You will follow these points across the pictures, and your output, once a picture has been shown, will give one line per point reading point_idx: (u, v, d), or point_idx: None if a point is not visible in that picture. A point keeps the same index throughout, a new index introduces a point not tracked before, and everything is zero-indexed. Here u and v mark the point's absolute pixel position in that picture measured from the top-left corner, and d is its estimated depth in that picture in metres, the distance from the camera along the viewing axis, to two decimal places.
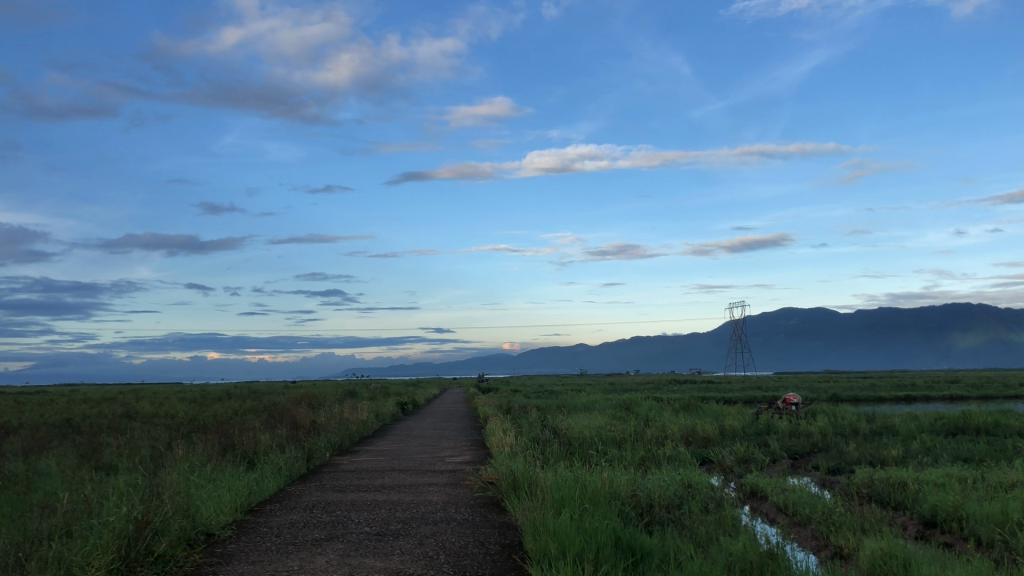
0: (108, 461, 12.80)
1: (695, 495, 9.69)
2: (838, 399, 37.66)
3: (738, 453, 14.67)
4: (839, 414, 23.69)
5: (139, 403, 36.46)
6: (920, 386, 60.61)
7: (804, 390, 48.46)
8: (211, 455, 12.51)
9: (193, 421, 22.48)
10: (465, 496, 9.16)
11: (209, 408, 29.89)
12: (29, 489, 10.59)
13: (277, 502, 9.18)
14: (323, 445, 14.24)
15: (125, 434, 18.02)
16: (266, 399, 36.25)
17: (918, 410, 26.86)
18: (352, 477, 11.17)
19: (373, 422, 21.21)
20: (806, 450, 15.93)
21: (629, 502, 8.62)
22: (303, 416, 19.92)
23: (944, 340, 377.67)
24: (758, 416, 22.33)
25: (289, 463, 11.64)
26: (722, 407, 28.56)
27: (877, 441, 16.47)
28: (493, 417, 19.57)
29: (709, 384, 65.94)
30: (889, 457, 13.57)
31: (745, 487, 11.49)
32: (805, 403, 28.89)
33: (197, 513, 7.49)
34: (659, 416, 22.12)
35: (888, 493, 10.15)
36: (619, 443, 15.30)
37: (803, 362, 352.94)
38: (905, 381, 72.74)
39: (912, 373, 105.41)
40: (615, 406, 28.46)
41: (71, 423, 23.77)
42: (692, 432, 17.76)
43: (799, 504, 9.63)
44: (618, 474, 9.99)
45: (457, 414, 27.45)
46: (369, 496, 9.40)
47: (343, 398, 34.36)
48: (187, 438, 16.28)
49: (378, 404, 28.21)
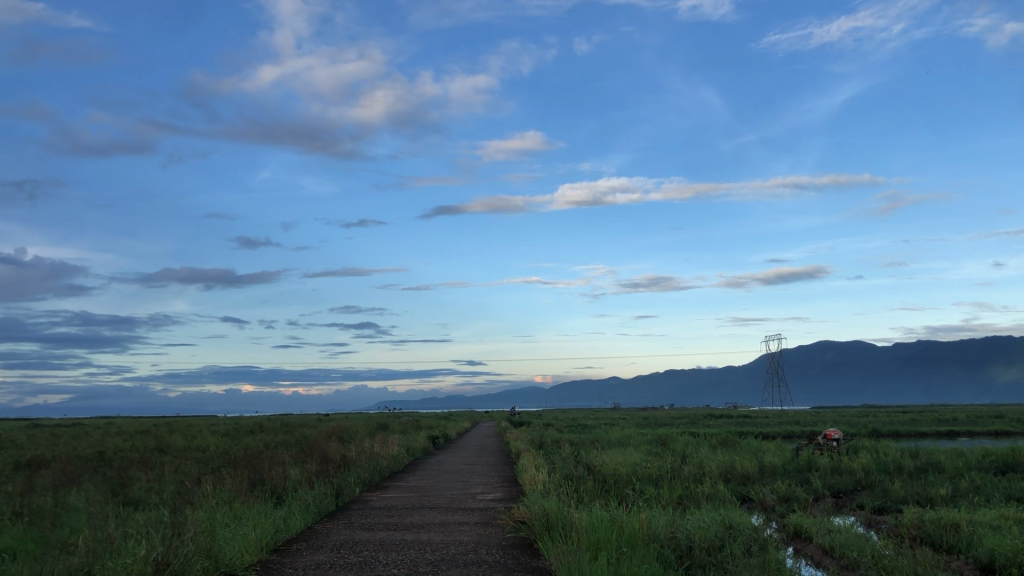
0: (135, 497, 12.62)
1: (736, 536, 9.29)
2: (877, 435, 36.75)
3: (779, 492, 14.18)
4: (882, 450, 23.05)
5: (171, 436, 36.45)
6: (963, 421, 59.05)
7: (843, 426, 47.40)
8: (239, 491, 12.29)
9: (223, 454, 22.34)
10: (496, 537, 8.82)
11: (240, 442, 29.78)
12: (55, 525, 10.45)
13: (303, 541, 8.91)
14: (353, 481, 13.99)
15: (155, 468, 17.88)
16: (298, 433, 36.15)
17: (963, 447, 26.06)
18: (380, 515, 10.88)
19: (404, 457, 20.90)
20: (849, 488, 15.39)
21: (667, 545, 8.25)
22: (334, 451, 19.69)
23: (985, 373, 370.63)
24: (797, 452, 21.78)
25: (317, 499, 11.40)
26: (760, 442, 27.93)
27: (923, 478, 15.93)
28: (525, 452, 19.24)
29: (744, 419, 65.05)
30: (938, 496, 13.02)
31: (788, 527, 11.02)
32: (845, 438, 28.24)
33: (220, 553, 7.25)
34: (696, 451, 21.68)
35: (940, 535, 9.68)
36: (655, 480, 14.89)
37: (840, 396, 347.88)
38: (946, 415, 71.29)
39: (954, 409, 102.74)
40: (650, 442, 27.97)
41: (103, 457, 23.73)
42: (730, 468, 17.31)
43: (846, 546, 9.18)
44: (655, 514, 9.62)
45: (488, 448, 27.16)
46: (397, 536, 9.11)
47: (374, 432, 34.10)
48: (217, 473, 16.10)
49: (409, 439, 27.89)
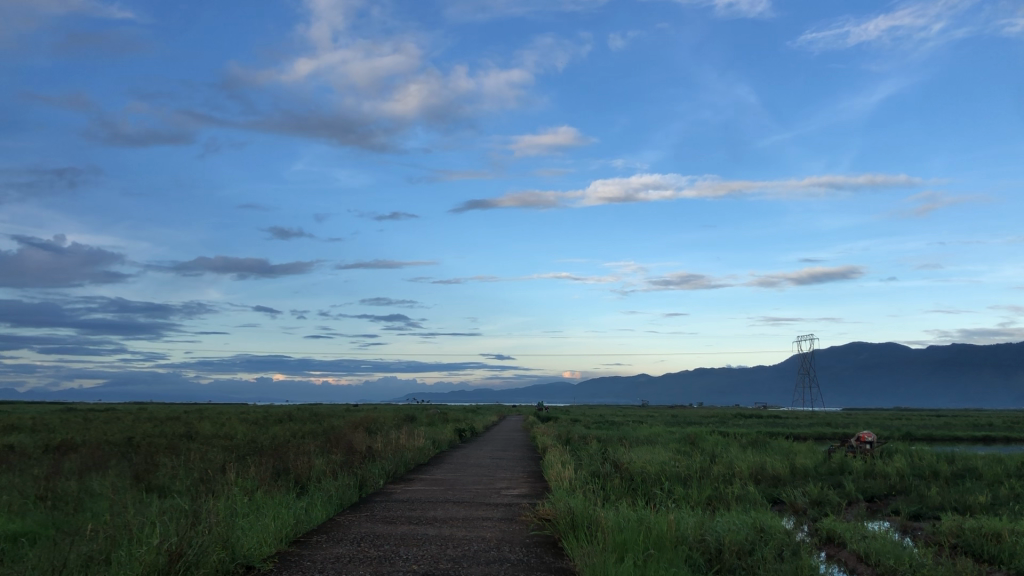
0: (159, 483, 12.58)
1: (767, 540, 9.02)
2: (910, 438, 36.16)
3: (811, 494, 13.85)
4: (917, 454, 22.50)
5: (199, 423, 36.49)
6: (997, 425, 57.66)
7: (875, 428, 46.52)
8: (263, 480, 12.19)
9: (250, 443, 22.28)
10: (519, 534, 8.62)
11: (268, 430, 29.74)
12: (77, 510, 10.39)
13: (323, 534, 8.74)
14: (377, 472, 13.86)
15: (182, 455, 17.80)
16: (326, 422, 36.08)
17: (999, 453, 25.55)
18: (404, 508, 10.71)
19: (429, 449, 20.74)
20: (884, 492, 15.01)
21: (696, 547, 7.98)
22: (359, 442, 19.60)
23: (1021, 379, 364.94)
24: (830, 454, 21.30)
25: (341, 491, 11.23)
26: (791, 444, 27.55)
27: (960, 485, 15.47)
28: (552, 449, 19.03)
29: (775, 419, 64.51)
30: (976, 504, 12.61)
31: (822, 532, 10.68)
32: (878, 441, 27.80)
33: (237, 543, 7.10)
34: (726, 451, 21.35)
35: (981, 545, 9.30)
36: (683, 480, 14.61)
37: (872, 398, 344.38)
38: (981, 420, 69.98)
39: (991, 416, 100.78)
40: (678, 440, 27.63)
41: (131, 443, 23.77)
42: (761, 470, 16.94)
43: (882, 553, 8.84)
44: (685, 515, 9.36)
45: (514, 443, 27.01)
46: (419, 530, 8.93)
47: (402, 424, 33.90)
48: (242, 461, 16.06)
49: (436, 431, 27.74)
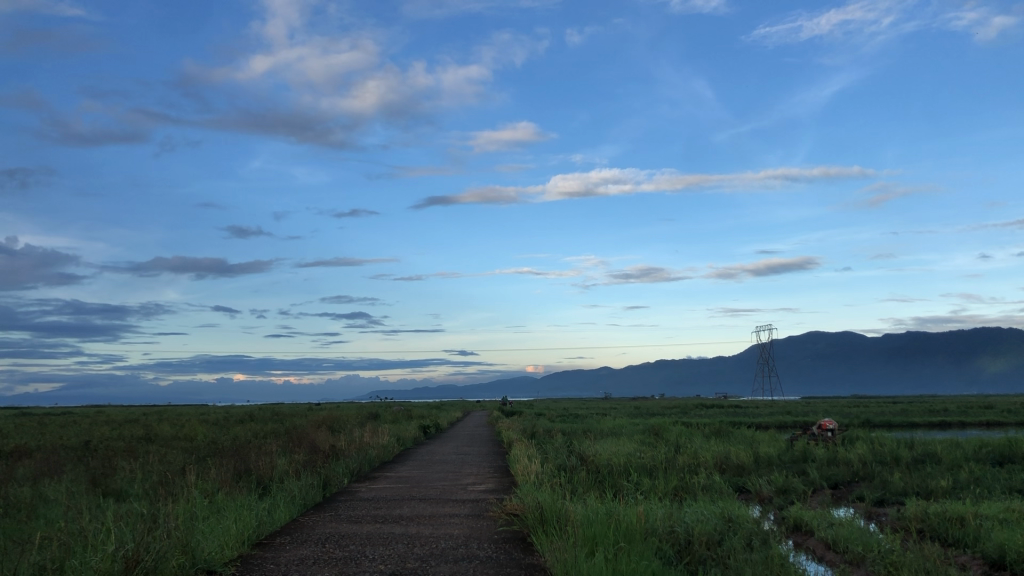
0: (116, 487, 12.29)
1: (736, 530, 9.00)
2: (870, 425, 36.50)
3: (776, 483, 13.91)
4: (878, 441, 22.74)
5: (159, 426, 35.85)
6: (954, 411, 58.53)
7: (834, 416, 47.02)
8: (224, 482, 11.95)
9: (211, 444, 21.92)
10: (488, 530, 8.50)
11: (229, 431, 29.33)
12: (31, 517, 10.09)
13: (287, 535, 8.56)
14: (341, 471, 13.68)
15: (140, 458, 17.43)
16: (287, 422, 35.67)
17: (957, 437, 25.92)
18: (368, 506, 10.55)
19: (393, 446, 20.55)
20: (847, 479, 15.14)
21: (665, 539, 7.93)
22: (322, 441, 19.38)
23: (974, 364, 372.73)
24: (793, 443, 21.47)
25: (304, 491, 11.03)
26: (755, 432, 27.76)
27: (921, 470, 15.65)
28: (517, 443, 18.97)
29: (735, 408, 65.09)
30: (939, 488, 12.74)
31: (789, 520, 10.69)
32: (840, 428, 28.11)
33: (197, 548, 6.91)
34: (690, 442, 21.39)
35: (946, 530, 9.37)
36: (649, 471, 14.60)
37: (830, 386, 349.52)
38: (936, 406, 71.35)
39: (947, 401, 102.47)
40: (643, 431, 27.61)
41: (87, 447, 23.21)
42: (726, 459, 17.00)
43: (850, 541, 8.86)
44: (653, 506, 9.34)
45: (480, 438, 26.89)
46: (385, 529, 8.78)
47: (365, 421, 33.60)
48: (203, 462, 15.77)
49: (400, 428, 27.51)
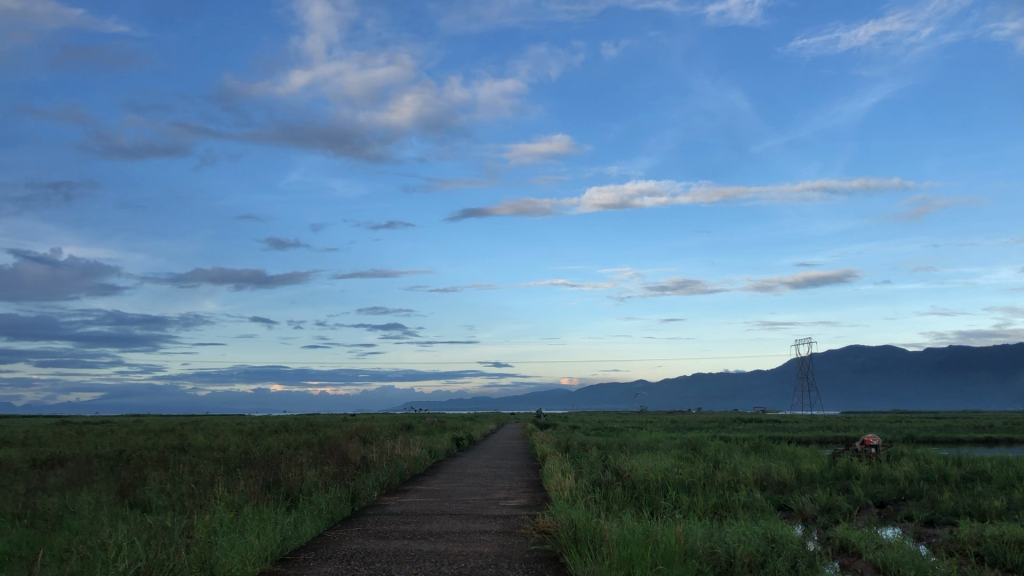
0: (145, 498, 12.12)
1: (779, 551, 8.57)
2: (914, 441, 35.81)
3: (820, 501, 13.40)
4: (924, 458, 22.03)
5: (193, 436, 35.92)
6: (999, 427, 56.77)
7: (875, 432, 45.86)
8: (252, 493, 11.74)
9: (243, 455, 21.74)
10: (518, 549, 8.16)
11: (263, 441, 29.26)
12: (56, 529, 9.94)
13: (311, 550, 8.29)
14: (371, 484, 13.42)
15: (171, 469, 17.30)
16: (320, 433, 35.60)
17: (1007, 455, 25.08)
18: (397, 521, 10.25)
19: (425, 459, 20.26)
20: (894, 497, 14.58)
21: (704, 560, 7.53)
22: (353, 452, 19.17)
23: (1018, 379, 365.39)
24: (836, 459, 20.83)
25: (331, 504, 10.77)
26: (795, 448, 27.09)
27: (971, 489, 15.04)
28: (552, 456, 18.66)
29: (773, 424, 64.31)
30: (991, 509, 12.18)
31: (834, 541, 10.22)
32: (884, 445, 27.39)
33: (215, 564, 6.68)
34: (729, 457, 20.87)
35: (1003, 553, 8.90)
36: (687, 488, 14.17)
37: (870, 401, 344.25)
38: (980, 422, 70.92)
39: (995, 417, 99.26)
40: (679, 446, 27.10)
41: (120, 456, 23.17)
42: (766, 476, 16.51)
43: (900, 563, 8.39)
44: (693, 525, 8.95)
45: (513, 451, 26.74)
46: (413, 546, 8.48)
47: (398, 433, 33.37)
48: (233, 474, 15.60)
49: (433, 440, 27.29)
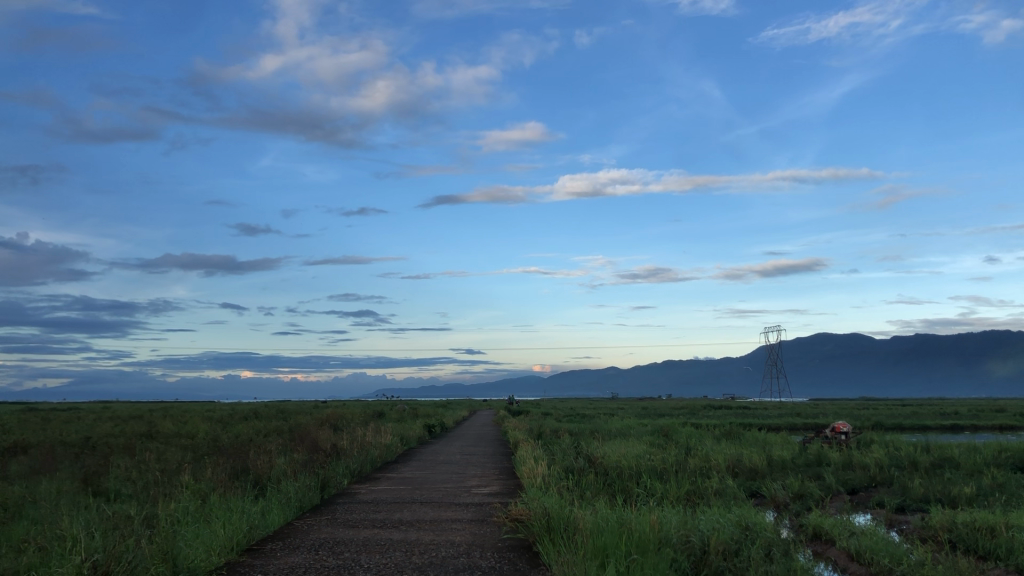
0: (109, 487, 11.84)
1: (753, 539, 8.51)
2: (882, 428, 36.23)
3: (791, 488, 13.40)
4: (893, 444, 22.20)
5: (161, 422, 35.46)
6: (968, 415, 57.33)
7: (845, 419, 46.18)
8: (220, 481, 11.52)
9: (213, 442, 21.45)
10: (491, 538, 8.03)
11: (232, 428, 28.93)
12: (14, 519, 9.67)
13: (279, 540, 8.10)
14: (342, 472, 13.24)
15: (138, 456, 16.99)
16: (290, 420, 35.27)
17: (973, 441, 25.36)
18: (367, 510, 10.07)
19: (396, 445, 20.07)
20: (865, 484, 14.61)
21: (679, 549, 7.43)
22: (324, 439, 18.95)
23: (982, 366, 371.22)
24: (806, 446, 20.92)
25: (300, 492, 10.58)
26: (765, 434, 27.28)
27: (940, 476, 15.14)
28: (524, 443, 18.53)
29: (744, 411, 64.82)
30: (961, 495, 12.24)
31: (807, 528, 10.17)
32: (853, 432, 27.60)
33: (179, 555, 6.50)
34: (700, 443, 20.92)
35: (975, 541, 8.89)
36: (660, 475, 14.12)
37: (838, 389, 348.05)
38: (946, 409, 72.07)
39: (959, 403, 100.81)
40: (651, 433, 27.11)
41: (85, 443, 22.74)
42: (738, 462, 16.51)
43: (874, 551, 8.35)
44: (666, 513, 8.87)
45: (485, 438, 26.69)
46: (383, 535, 8.31)
47: (370, 420, 33.07)
48: (201, 461, 15.32)
49: (404, 427, 27.11)
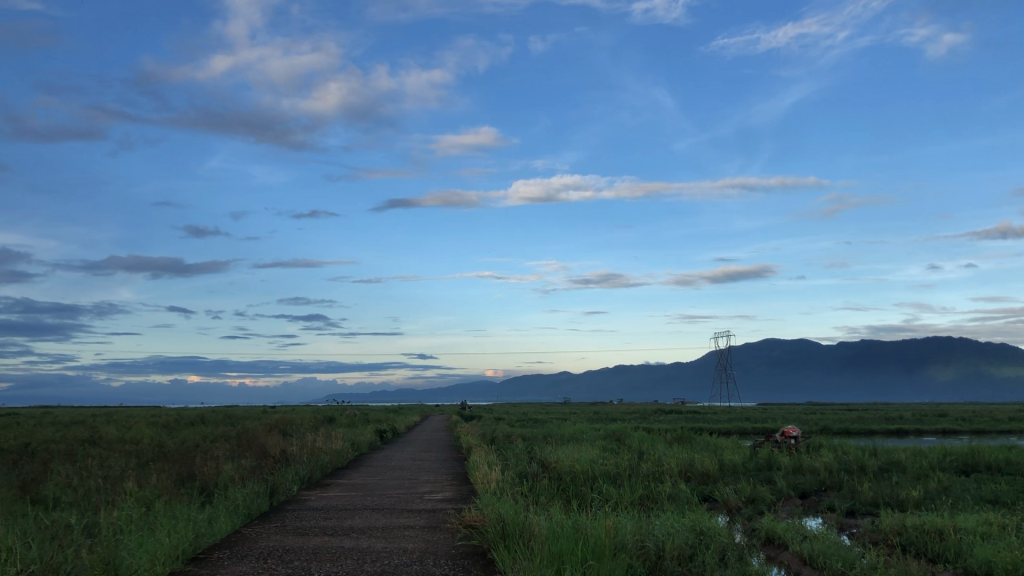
0: (49, 495, 11.47)
1: (708, 543, 8.50)
2: (830, 432, 36.78)
3: (743, 492, 13.46)
4: (842, 448, 22.48)
5: (105, 427, 34.72)
6: (912, 419, 58.45)
7: (794, 423, 46.77)
8: (166, 488, 11.22)
9: (159, 448, 21.01)
10: (444, 544, 7.91)
11: (179, 434, 28.38)
12: None
13: (226, 548, 7.90)
14: (292, 478, 13.01)
15: (80, 462, 16.55)
16: (239, 425, 34.70)
17: (920, 445, 25.79)
18: (318, 517, 9.88)
19: (347, 451, 19.81)
20: (815, 488, 14.74)
21: (634, 554, 7.36)
22: (273, 445, 18.64)
23: (924, 371, 379.71)
24: (757, 450, 21.10)
25: (249, 499, 10.35)
26: (717, 439, 27.49)
27: (887, 479, 15.34)
28: (477, 448, 18.41)
29: (695, 415, 65.46)
30: (909, 499, 12.40)
31: (760, 532, 10.19)
32: (803, 436, 27.93)
33: (121, 565, 6.28)
34: (653, 448, 20.97)
35: (924, 544, 8.98)
36: (613, 479, 14.10)
37: (786, 394, 353.27)
38: (892, 413, 73.49)
39: (904, 406, 103.01)
40: (603, 437, 27.17)
41: (25, 450, 22.10)
42: (690, 466, 16.58)
43: (826, 555, 8.38)
44: (621, 518, 8.83)
45: (438, 443, 26.50)
46: (334, 543, 8.14)
47: (321, 426, 32.66)
48: (146, 467, 14.95)
49: (356, 432, 26.83)
